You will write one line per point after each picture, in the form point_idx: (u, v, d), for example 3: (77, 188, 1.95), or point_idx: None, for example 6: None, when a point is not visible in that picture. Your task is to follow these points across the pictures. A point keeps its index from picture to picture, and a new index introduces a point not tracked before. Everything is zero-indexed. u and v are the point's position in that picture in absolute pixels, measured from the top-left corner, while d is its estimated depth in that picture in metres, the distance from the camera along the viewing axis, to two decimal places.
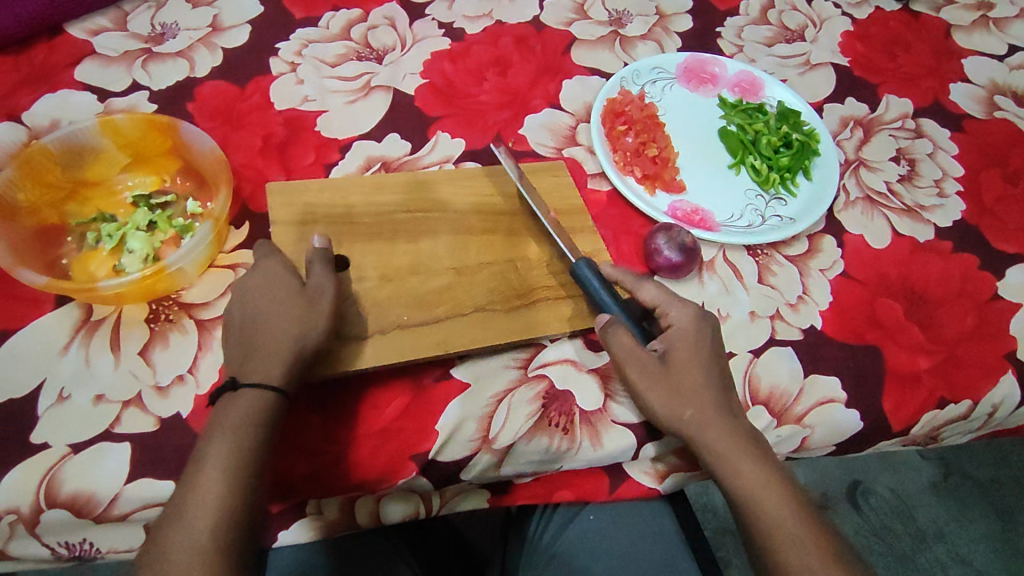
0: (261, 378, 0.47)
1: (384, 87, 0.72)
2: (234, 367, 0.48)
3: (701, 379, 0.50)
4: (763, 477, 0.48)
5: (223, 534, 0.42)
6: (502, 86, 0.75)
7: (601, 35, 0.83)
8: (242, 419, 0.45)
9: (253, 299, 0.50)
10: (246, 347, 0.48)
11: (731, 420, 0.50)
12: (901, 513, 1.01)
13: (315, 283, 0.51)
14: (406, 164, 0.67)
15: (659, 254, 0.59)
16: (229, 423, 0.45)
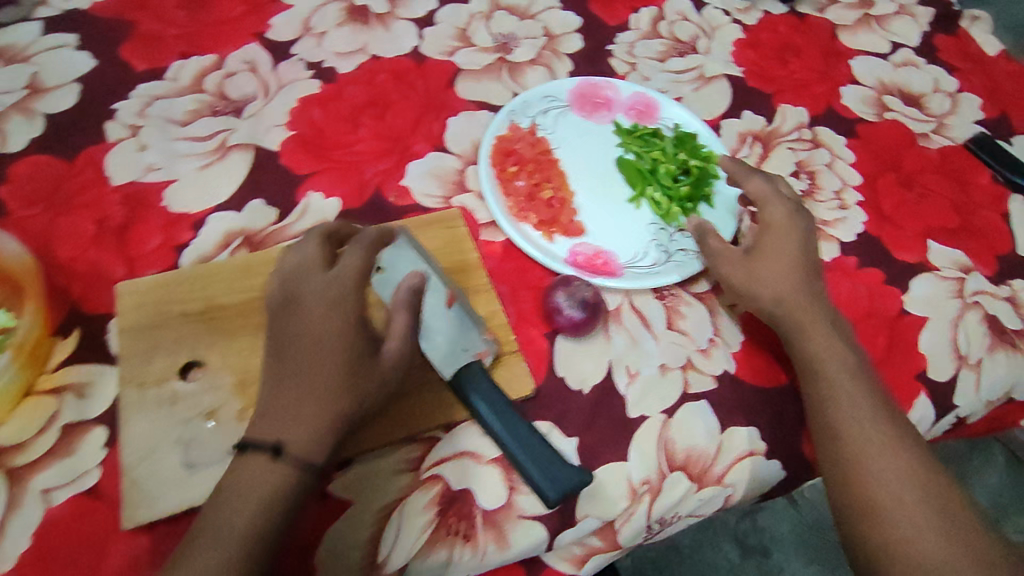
0: (241, 495, 0.42)
1: (243, 146, 0.64)
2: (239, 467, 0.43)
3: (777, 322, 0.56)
4: (882, 426, 0.51)
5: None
6: (380, 131, 0.68)
7: (486, 62, 0.77)
8: (238, 524, 0.42)
9: (292, 341, 0.46)
10: (291, 424, 0.44)
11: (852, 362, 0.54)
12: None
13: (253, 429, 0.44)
14: (271, 234, 0.60)
15: (560, 312, 0.57)
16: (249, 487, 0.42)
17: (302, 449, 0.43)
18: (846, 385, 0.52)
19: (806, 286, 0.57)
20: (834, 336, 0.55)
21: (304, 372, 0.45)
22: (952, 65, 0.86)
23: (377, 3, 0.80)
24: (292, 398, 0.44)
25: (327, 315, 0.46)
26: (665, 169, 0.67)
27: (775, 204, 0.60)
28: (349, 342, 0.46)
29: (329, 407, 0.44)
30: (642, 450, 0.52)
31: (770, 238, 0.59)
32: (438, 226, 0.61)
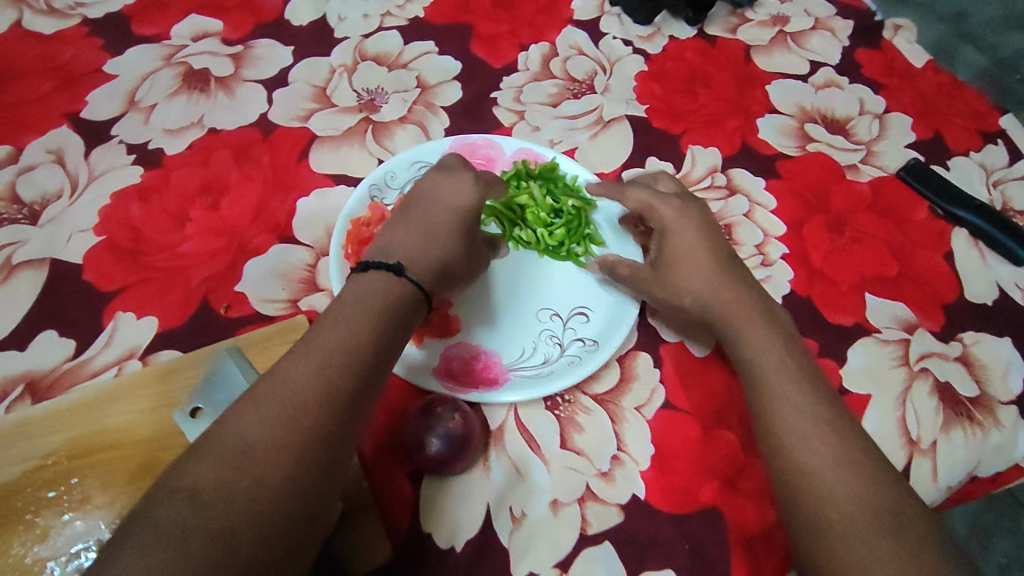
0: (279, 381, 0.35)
1: (35, 262, 0.53)
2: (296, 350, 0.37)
3: (724, 294, 0.49)
4: (813, 403, 0.41)
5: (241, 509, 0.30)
6: (212, 224, 0.57)
7: (348, 126, 0.67)
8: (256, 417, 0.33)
9: (408, 211, 0.50)
10: (420, 259, 0.46)
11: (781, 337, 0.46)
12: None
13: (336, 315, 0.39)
14: (66, 375, 0.49)
15: (423, 451, 0.45)
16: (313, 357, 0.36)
17: (380, 317, 0.39)
18: (787, 381, 0.42)
19: (723, 279, 0.49)
20: (759, 322, 0.47)
21: (428, 237, 0.48)
22: (879, 81, 0.78)
23: (219, 66, 0.69)
24: (410, 234, 0.48)
25: (456, 207, 0.50)
26: (535, 216, 0.58)
27: (664, 206, 0.53)
28: (462, 222, 0.50)
29: (337, 332, 0.37)
30: None
31: (671, 240, 0.52)
32: (276, 342, 0.50)
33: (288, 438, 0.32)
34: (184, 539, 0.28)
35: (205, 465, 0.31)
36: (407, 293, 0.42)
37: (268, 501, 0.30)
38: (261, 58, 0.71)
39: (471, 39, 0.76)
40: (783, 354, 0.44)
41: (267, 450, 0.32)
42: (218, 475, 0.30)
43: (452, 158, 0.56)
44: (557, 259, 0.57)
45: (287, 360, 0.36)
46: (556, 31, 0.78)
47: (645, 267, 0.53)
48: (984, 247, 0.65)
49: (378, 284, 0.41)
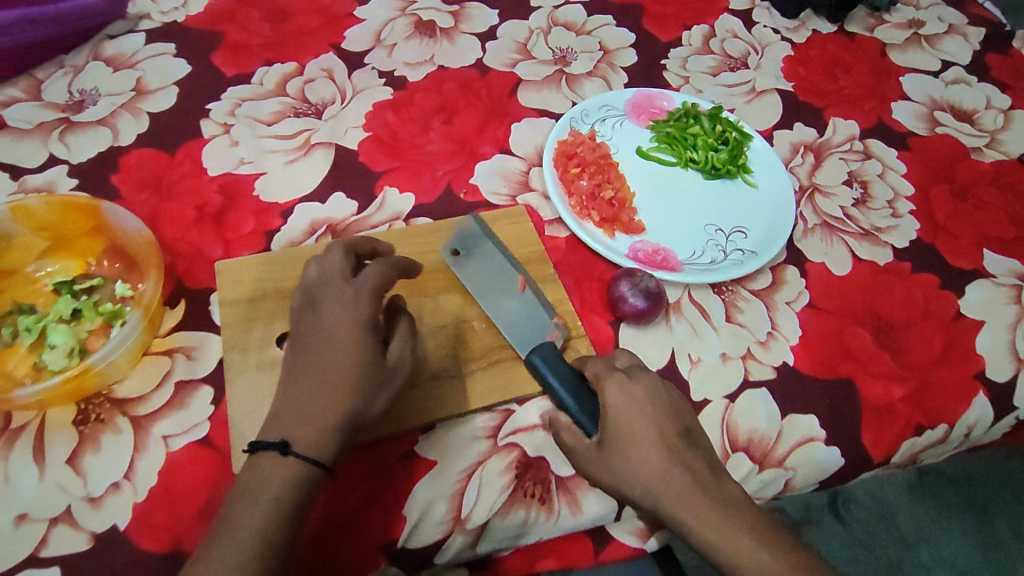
0: (298, 416, 0.43)
1: (325, 143, 0.69)
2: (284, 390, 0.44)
3: (659, 460, 0.44)
4: (677, 481, 0.44)
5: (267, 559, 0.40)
6: (449, 134, 0.72)
7: (546, 75, 0.81)
8: (257, 507, 0.41)
9: (308, 337, 0.46)
10: (293, 414, 0.43)
11: (674, 463, 0.44)
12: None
13: (340, 369, 0.44)
14: (353, 224, 0.63)
15: (624, 301, 0.58)
16: (308, 413, 0.43)
17: (301, 481, 0.42)
18: (701, 498, 0.43)
19: (663, 440, 0.45)
20: (634, 470, 0.44)
21: (351, 384, 0.44)
22: (1004, 82, 0.87)
23: (443, 20, 0.86)
24: (307, 392, 0.43)
25: (357, 336, 0.45)
26: (704, 142, 0.72)
27: (612, 382, 0.47)
28: (369, 358, 0.45)
29: (263, 496, 0.41)
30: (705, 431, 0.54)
31: (614, 420, 0.46)
32: (503, 222, 0.64)
33: (267, 541, 0.40)
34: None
35: (235, 512, 0.41)
36: (303, 470, 0.42)
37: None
38: (475, 17, 0.87)
39: (644, 17, 0.90)
40: (678, 480, 0.44)
41: (263, 500, 0.41)
42: (234, 531, 0.40)
43: (334, 256, 0.49)
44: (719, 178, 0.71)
45: (228, 519, 0.41)
46: (714, 17, 0.92)
47: (592, 448, 0.47)
48: None
49: (286, 464, 0.41)
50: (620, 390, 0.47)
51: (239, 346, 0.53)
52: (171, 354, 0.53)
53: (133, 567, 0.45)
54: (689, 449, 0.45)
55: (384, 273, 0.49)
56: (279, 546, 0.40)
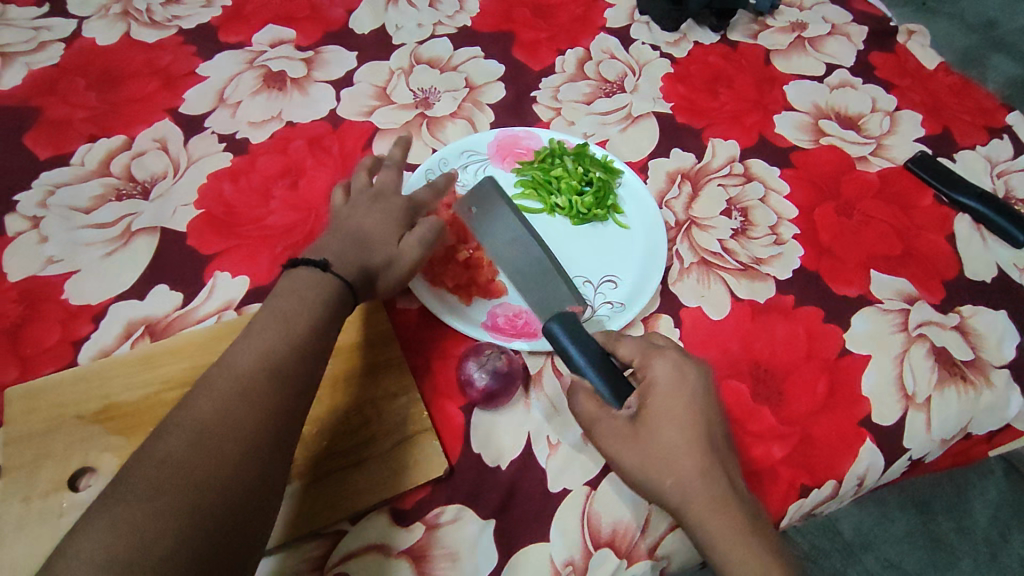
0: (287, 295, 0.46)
1: (149, 229, 0.62)
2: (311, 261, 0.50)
3: (698, 440, 0.45)
4: (715, 484, 0.44)
5: (264, 375, 0.41)
6: (293, 201, 0.66)
7: (406, 120, 0.75)
8: (281, 314, 0.45)
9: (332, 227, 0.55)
10: (351, 250, 0.52)
11: (716, 465, 0.45)
12: (825, 527, 0.95)
13: (327, 244, 0.52)
14: (174, 321, 0.57)
15: (472, 384, 0.53)
16: (298, 288, 0.47)
17: (323, 291, 0.47)
18: (729, 503, 0.44)
19: (707, 437, 0.46)
20: (675, 459, 0.45)
21: (366, 241, 0.53)
22: (890, 82, 0.84)
23: (294, 68, 0.79)
24: (337, 237, 0.53)
25: (383, 212, 0.56)
26: (568, 184, 0.67)
27: (660, 359, 0.49)
28: (364, 244, 0.53)
29: (271, 324, 0.44)
30: (564, 528, 0.49)
31: (658, 398, 0.47)
32: None
33: (257, 379, 0.41)
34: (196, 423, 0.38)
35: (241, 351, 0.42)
36: (334, 285, 0.48)
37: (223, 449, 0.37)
38: (330, 62, 0.80)
39: (513, 45, 0.85)
40: (712, 488, 0.44)
41: (274, 330, 0.44)
42: (253, 351, 0.42)
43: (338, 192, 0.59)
44: (586, 222, 0.66)
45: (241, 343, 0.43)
46: (590, 38, 0.87)
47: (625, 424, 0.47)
48: (987, 232, 0.70)
49: (302, 280, 0.47)
50: (656, 380, 0.48)
51: (18, 495, 0.46)
52: None
53: None
54: (728, 457, 0.47)
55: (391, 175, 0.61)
56: (284, 363, 0.42)
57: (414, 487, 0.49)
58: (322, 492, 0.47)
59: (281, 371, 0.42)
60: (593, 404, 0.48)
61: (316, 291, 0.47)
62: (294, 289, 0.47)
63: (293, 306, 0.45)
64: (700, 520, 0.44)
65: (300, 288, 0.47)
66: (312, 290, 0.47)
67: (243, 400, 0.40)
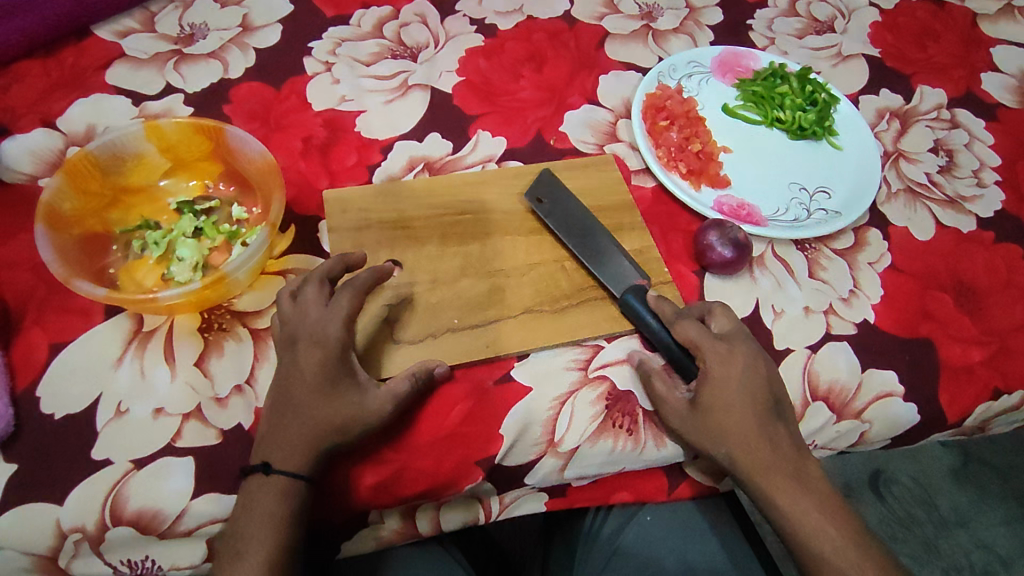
0: (266, 438, 0.47)
1: (421, 86, 0.71)
2: (264, 446, 0.47)
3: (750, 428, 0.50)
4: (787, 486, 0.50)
5: (279, 516, 0.45)
6: (540, 83, 0.73)
7: (633, 29, 0.80)
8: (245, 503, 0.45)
9: (297, 391, 0.47)
10: (303, 445, 0.46)
11: (777, 462, 0.50)
12: (923, 500, 0.94)
13: (295, 391, 0.47)
14: (448, 164, 0.66)
15: (712, 250, 0.60)
16: (256, 511, 0.45)
17: (291, 495, 0.46)
18: (778, 465, 0.50)
19: (757, 413, 0.50)
20: (732, 439, 0.50)
21: (327, 421, 0.46)
22: None
23: None
24: (300, 429, 0.46)
25: (323, 372, 0.47)
26: (792, 102, 0.72)
27: (711, 352, 0.52)
28: (325, 423, 0.46)
29: (269, 496, 0.45)
30: (789, 378, 0.57)
31: (721, 390, 0.51)
32: (594, 168, 0.66)
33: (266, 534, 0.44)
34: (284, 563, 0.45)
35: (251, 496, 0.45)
36: (290, 485, 0.46)
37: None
38: None
39: None
40: (779, 478, 0.50)
41: (254, 493, 0.45)
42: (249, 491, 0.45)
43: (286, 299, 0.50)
44: (804, 139, 0.71)
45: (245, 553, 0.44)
46: None
47: (683, 406, 0.52)
48: None
49: (271, 485, 0.45)
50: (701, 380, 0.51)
51: None
52: (286, 275, 0.56)
53: None
54: (783, 421, 0.52)
55: (356, 302, 0.49)
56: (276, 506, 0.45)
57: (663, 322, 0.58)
58: (579, 316, 0.57)
59: (271, 508, 0.45)
60: (662, 384, 0.52)
61: (273, 500, 0.45)
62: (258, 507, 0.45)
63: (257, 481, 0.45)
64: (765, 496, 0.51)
65: (259, 509, 0.45)
66: (270, 502, 0.45)
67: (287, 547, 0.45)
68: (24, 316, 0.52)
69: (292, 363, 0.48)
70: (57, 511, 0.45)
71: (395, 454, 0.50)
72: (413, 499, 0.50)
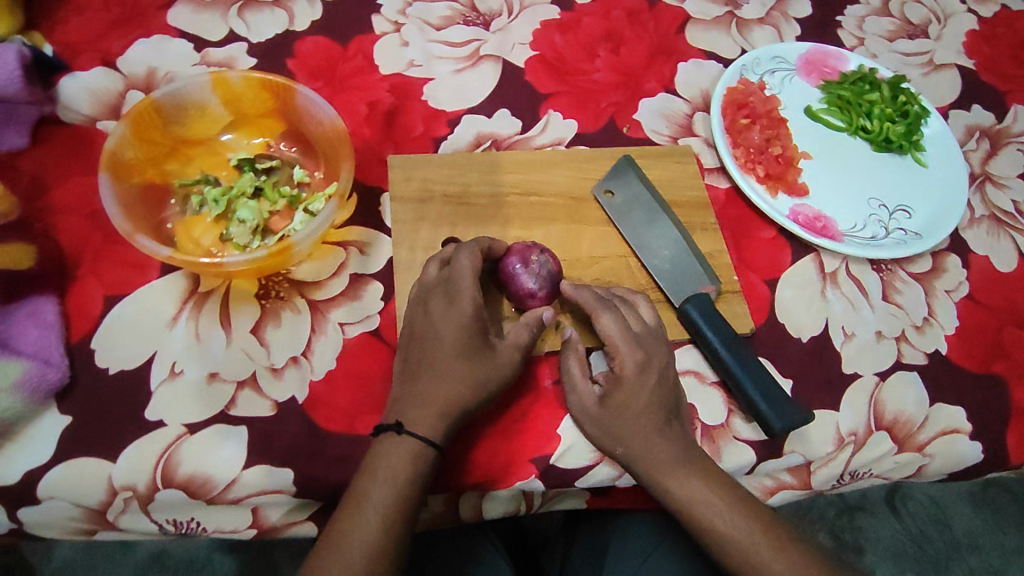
0: (412, 397, 0.45)
1: (493, 57, 0.67)
2: (396, 405, 0.46)
3: (648, 401, 0.47)
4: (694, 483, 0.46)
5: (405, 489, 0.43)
6: (616, 65, 0.70)
7: (717, 15, 0.75)
8: (383, 465, 0.43)
9: (436, 350, 0.46)
10: (436, 409, 0.45)
11: (662, 442, 0.47)
12: (938, 520, 0.94)
13: (416, 355, 0.47)
14: (516, 143, 0.63)
15: (522, 284, 0.51)
16: (385, 472, 0.43)
17: (418, 461, 0.44)
18: (664, 450, 0.47)
19: (653, 409, 0.47)
20: (624, 406, 0.47)
21: (470, 380, 0.46)
22: None
23: None
24: (441, 389, 0.45)
25: (460, 332, 0.46)
26: (880, 111, 0.69)
27: (628, 350, 0.49)
28: (471, 384, 0.46)
29: (398, 459, 0.43)
30: (854, 403, 0.54)
31: (624, 385, 0.48)
32: (668, 162, 0.63)
33: (388, 499, 0.42)
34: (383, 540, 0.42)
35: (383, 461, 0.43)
36: (419, 449, 0.44)
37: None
38: None
39: None
40: (670, 460, 0.46)
41: (383, 455, 0.44)
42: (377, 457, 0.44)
43: (429, 266, 0.50)
44: (889, 151, 0.68)
45: (367, 502, 0.42)
46: None
47: (592, 401, 0.48)
48: None
49: (400, 447, 0.44)
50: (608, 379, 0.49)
51: (408, 243, 0.54)
52: (345, 246, 0.54)
53: (306, 437, 0.46)
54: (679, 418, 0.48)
55: (475, 261, 0.48)
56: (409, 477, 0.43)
57: None
58: None
59: (406, 474, 0.43)
60: (577, 365, 0.49)
61: (406, 470, 0.43)
62: (386, 468, 0.43)
63: (399, 448, 0.44)
64: (665, 490, 0.46)
65: (389, 470, 0.43)
66: (401, 465, 0.43)
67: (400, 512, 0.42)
68: (79, 264, 0.50)
69: (427, 321, 0.47)
70: (109, 468, 0.44)
71: (489, 438, 0.49)
72: (465, 490, 0.49)
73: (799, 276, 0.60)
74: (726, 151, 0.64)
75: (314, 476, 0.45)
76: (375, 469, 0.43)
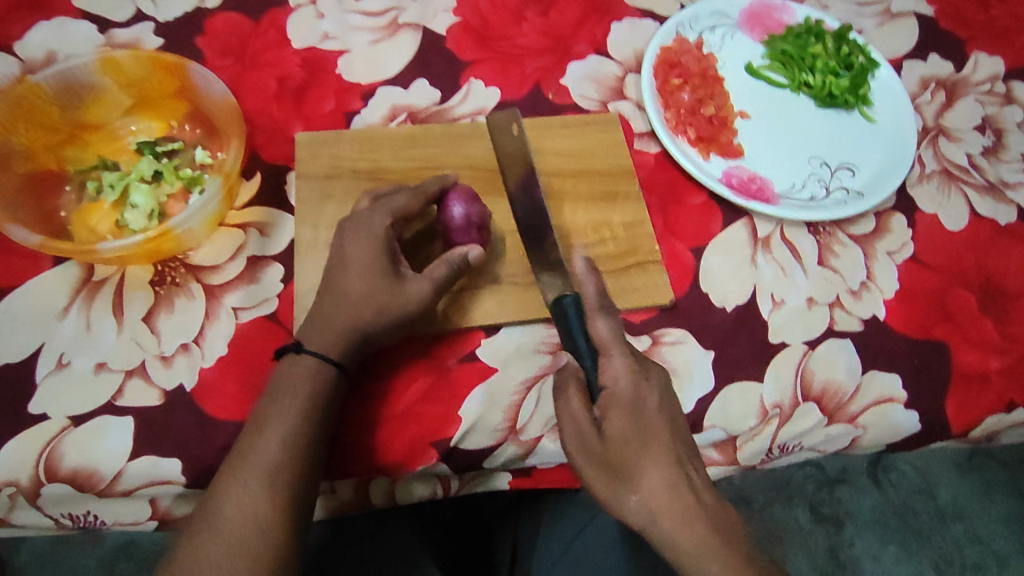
0: (320, 319, 0.46)
1: (412, 25, 0.64)
2: (302, 329, 0.46)
3: (648, 437, 0.42)
4: (694, 527, 0.39)
5: (306, 413, 0.43)
6: (543, 27, 0.66)
7: None
8: (289, 385, 0.43)
9: (344, 275, 0.46)
10: (339, 331, 0.45)
11: (678, 481, 0.41)
12: None
13: (332, 280, 0.47)
14: (434, 115, 0.61)
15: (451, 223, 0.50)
16: (288, 390, 0.43)
17: (317, 378, 0.44)
18: (680, 496, 0.40)
19: (662, 456, 0.41)
20: (618, 452, 0.41)
21: (375, 303, 0.45)
22: None
23: None
24: (340, 308, 0.45)
25: (371, 257, 0.46)
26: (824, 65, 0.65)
27: (615, 377, 0.43)
28: (377, 308, 0.45)
29: (300, 388, 0.43)
30: (779, 374, 0.52)
31: (619, 418, 0.42)
32: (593, 129, 0.60)
33: (292, 423, 0.42)
34: (284, 470, 0.41)
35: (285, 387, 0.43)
36: (319, 366, 0.44)
37: (296, 501, 0.41)
38: None
39: None
40: (679, 504, 0.40)
41: (286, 381, 0.44)
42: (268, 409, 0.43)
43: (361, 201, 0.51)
44: (833, 107, 0.64)
45: (267, 421, 0.42)
46: None
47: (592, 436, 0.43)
48: None
49: (300, 365, 0.44)
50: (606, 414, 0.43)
51: (310, 223, 0.52)
52: (245, 228, 0.53)
53: (196, 427, 0.45)
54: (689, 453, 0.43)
55: (414, 202, 0.50)
56: (316, 397, 0.43)
57: (648, 305, 0.53)
58: None
59: (309, 393, 0.43)
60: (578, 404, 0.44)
61: (308, 388, 0.43)
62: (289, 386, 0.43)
63: (306, 366, 0.44)
64: (667, 542, 0.40)
65: (293, 388, 0.43)
66: (304, 384, 0.43)
67: (300, 437, 0.42)
68: None
69: (345, 245, 0.47)
70: None
71: (390, 408, 0.48)
72: (367, 475, 0.47)
73: (728, 242, 0.57)
74: (655, 114, 0.61)
75: (201, 466, 0.44)
76: (278, 391, 0.43)
